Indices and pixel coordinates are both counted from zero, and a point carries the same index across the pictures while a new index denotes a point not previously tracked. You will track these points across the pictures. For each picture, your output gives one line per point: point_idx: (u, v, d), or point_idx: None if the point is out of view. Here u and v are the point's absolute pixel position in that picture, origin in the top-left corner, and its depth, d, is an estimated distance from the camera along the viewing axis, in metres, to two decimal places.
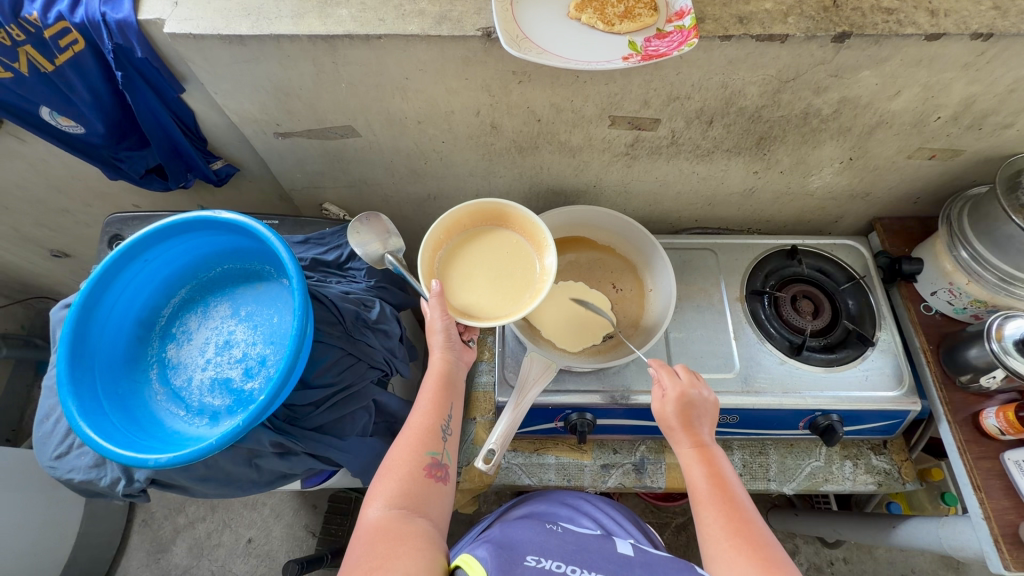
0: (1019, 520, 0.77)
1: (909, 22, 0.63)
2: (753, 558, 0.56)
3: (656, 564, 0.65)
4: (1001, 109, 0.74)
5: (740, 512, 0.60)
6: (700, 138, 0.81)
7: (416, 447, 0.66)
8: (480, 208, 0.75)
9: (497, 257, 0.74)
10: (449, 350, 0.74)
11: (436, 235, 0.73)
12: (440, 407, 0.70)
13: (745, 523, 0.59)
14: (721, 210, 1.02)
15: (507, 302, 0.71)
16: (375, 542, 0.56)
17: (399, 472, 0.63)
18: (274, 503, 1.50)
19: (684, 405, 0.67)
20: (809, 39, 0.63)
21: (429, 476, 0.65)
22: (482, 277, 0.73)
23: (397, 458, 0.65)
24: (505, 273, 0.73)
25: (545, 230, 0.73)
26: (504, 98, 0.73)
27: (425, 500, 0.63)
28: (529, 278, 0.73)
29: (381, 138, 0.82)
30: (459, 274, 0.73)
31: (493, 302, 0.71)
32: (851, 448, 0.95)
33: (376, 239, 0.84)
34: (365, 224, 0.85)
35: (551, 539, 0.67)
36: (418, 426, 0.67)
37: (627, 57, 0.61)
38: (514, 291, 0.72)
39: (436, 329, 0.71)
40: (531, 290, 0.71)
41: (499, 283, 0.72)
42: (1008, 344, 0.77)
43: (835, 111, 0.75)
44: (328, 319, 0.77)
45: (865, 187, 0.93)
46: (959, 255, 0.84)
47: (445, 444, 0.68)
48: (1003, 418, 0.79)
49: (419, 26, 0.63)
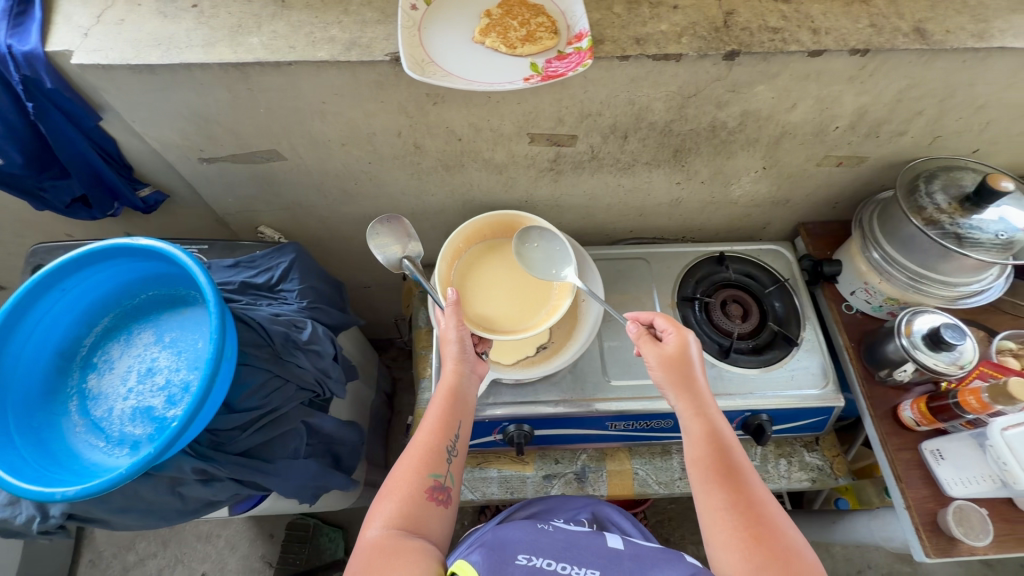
0: (938, 508, 0.81)
1: (793, 40, 0.68)
2: (767, 546, 0.59)
3: (645, 556, 0.69)
4: (893, 117, 0.79)
5: (745, 495, 0.63)
6: (619, 152, 0.84)
7: (419, 469, 0.67)
8: (502, 221, 0.87)
9: (514, 270, 0.86)
10: (461, 362, 0.75)
11: (458, 244, 0.86)
12: (447, 426, 0.71)
13: (754, 506, 0.63)
14: (654, 220, 1.05)
15: (522, 313, 0.83)
16: (372, 560, 0.59)
17: (401, 494, 0.65)
18: (230, 534, 1.47)
19: (681, 366, 0.70)
20: (702, 57, 0.67)
21: (430, 498, 0.66)
22: (500, 288, 0.85)
23: (399, 479, 0.67)
24: (520, 287, 0.85)
25: (562, 246, 0.84)
26: (422, 118, 0.75)
27: (425, 520, 0.65)
28: (544, 293, 0.84)
29: (308, 160, 0.83)
30: (479, 283, 0.85)
31: (510, 312, 0.83)
32: (785, 446, 0.97)
33: (397, 242, 0.87)
34: (385, 226, 0.87)
35: (542, 536, 0.70)
36: (422, 445, 0.69)
37: (528, 78, 0.64)
38: (528, 304, 0.83)
39: (450, 338, 0.75)
40: (546, 306, 0.83)
41: (515, 295, 0.84)
42: (916, 338, 0.83)
43: (740, 123, 0.79)
44: (256, 342, 0.77)
45: (785, 194, 0.98)
46: (872, 256, 0.90)
47: (449, 466, 0.69)
48: (916, 409, 0.83)
49: (328, 53, 0.65)
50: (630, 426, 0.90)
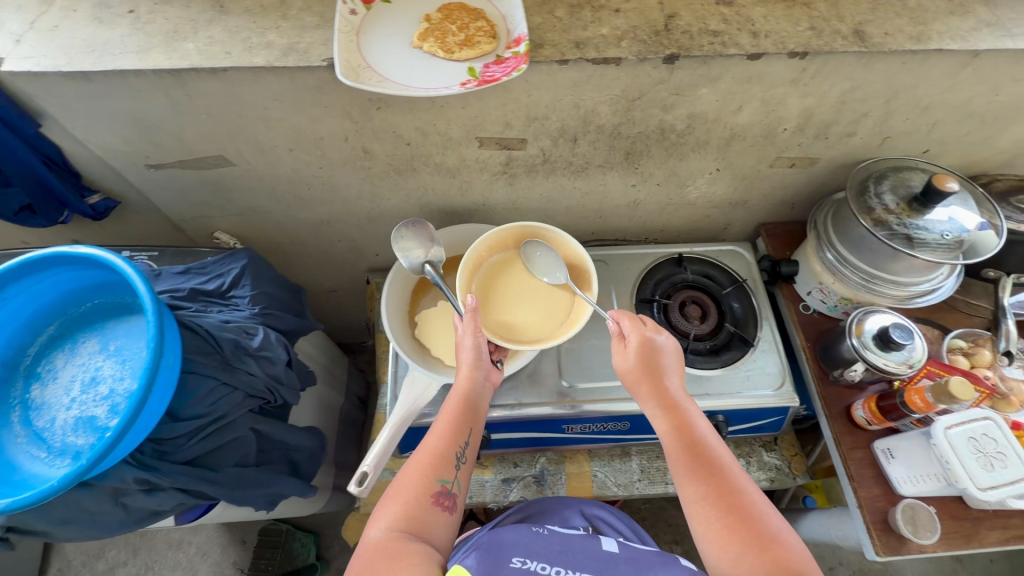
0: (888, 506, 0.82)
1: (732, 43, 0.68)
2: (745, 534, 0.59)
3: (641, 559, 0.68)
4: (840, 119, 0.80)
5: (720, 484, 0.63)
6: (570, 155, 0.84)
7: (428, 472, 0.65)
8: (525, 230, 0.86)
9: (535, 281, 0.84)
10: (477, 368, 0.73)
11: (479, 252, 0.84)
12: (458, 430, 0.69)
13: (730, 495, 0.62)
14: (614, 222, 1.05)
15: (542, 325, 0.81)
16: (374, 561, 0.57)
17: (406, 496, 0.63)
18: (201, 541, 1.46)
19: (648, 358, 0.70)
20: (642, 61, 0.67)
21: (437, 503, 0.64)
22: (521, 298, 0.83)
23: (406, 483, 0.65)
24: (541, 298, 0.83)
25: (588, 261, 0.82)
26: (367, 123, 0.74)
27: (429, 524, 0.62)
28: (567, 306, 0.82)
29: (257, 166, 0.82)
30: (500, 293, 0.83)
31: (530, 324, 0.81)
32: (744, 446, 0.98)
33: (420, 246, 0.87)
34: (410, 230, 0.87)
35: (538, 540, 0.70)
36: (431, 449, 0.67)
37: (465, 83, 0.63)
38: (549, 316, 0.81)
39: (466, 344, 0.74)
40: (568, 320, 0.80)
41: (536, 306, 0.82)
42: (867, 339, 0.83)
43: (687, 126, 0.79)
44: (204, 349, 0.76)
45: (742, 195, 0.98)
46: (826, 256, 0.90)
47: (457, 472, 0.68)
48: (867, 409, 0.84)
49: (264, 58, 0.65)
50: (586, 428, 0.90)
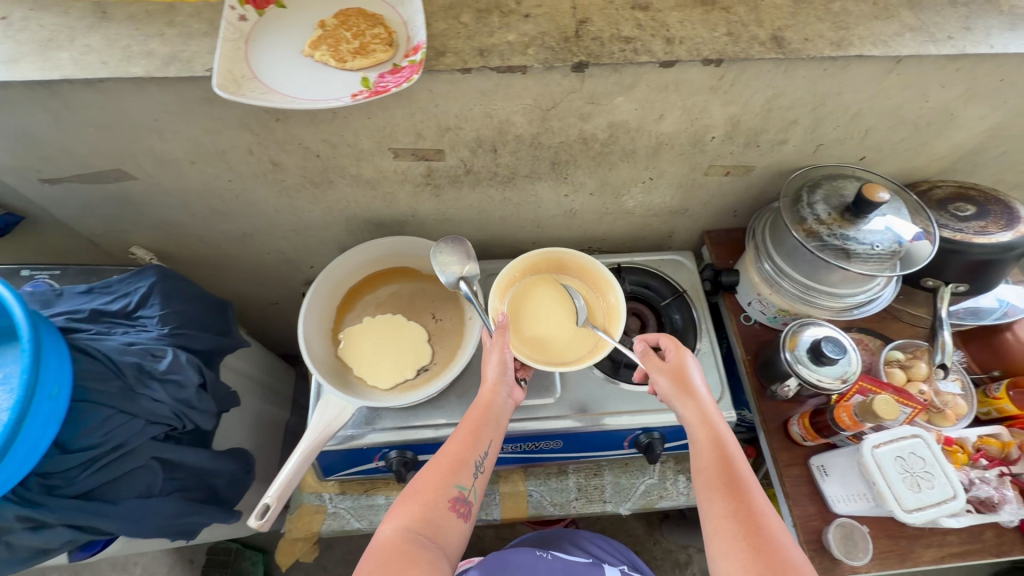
0: (823, 526, 0.79)
1: (644, 50, 0.65)
2: (768, 559, 0.53)
3: None
4: (768, 127, 0.77)
5: (749, 504, 0.58)
6: (493, 165, 0.80)
7: (446, 476, 0.63)
8: (559, 258, 0.84)
9: (563, 305, 0.81)
10: (501, 383, 0.73)
11: (512, 273, 0.82)
12: (478, 440, 0.67)
13: (756, 514, 0.57)
14: (553, 232, 1.02)
15: (567, 351, 0.77)
16: (386, 560, 0.55)
17: (424, 497, 0.61)
18: (147, 561, 1.41)
19: (678, 375, 0.70)
20: (549, 69, 0.64)
21: (452, 508, 0.62)
22: (549, 321, 0.80)
23: (426, 485, 0.63)
24: (568, 324, 0.79)
25: (619, 295, 0.80)
26: (268, 135, 0.70)
27: (443, 529, 0.60)
28: (593, 336, 0.78)
29: (161, 180, 0.78)
30: (529, 313, 0.80)
31: (555, 347, 0.77)
32: (685, 462, 0.94)
33: (457, 262, 0.85)
34: (449, 246, 0.86)
35: (541, 565, 0.77)
36: (452, 455, 0.65)
37: (356, 95, 0.60)
38: (574, 342, 0.78)
39: (495, 358, 0.73)
40: (594, 349, 0.77)
41: (563, 331, 0.79)
42: (800, 353, 0.80)
43: (610, 135, 0.76)
44: (102, 376, 0.72)
45: (681, 204, 0.95)
46: (764, 268, 0.87)
47: (475, 480, 0.65)
48: (802, 425, 0.82)
49: (143, 68, 0.61)
50: (518, 448, 0.87)
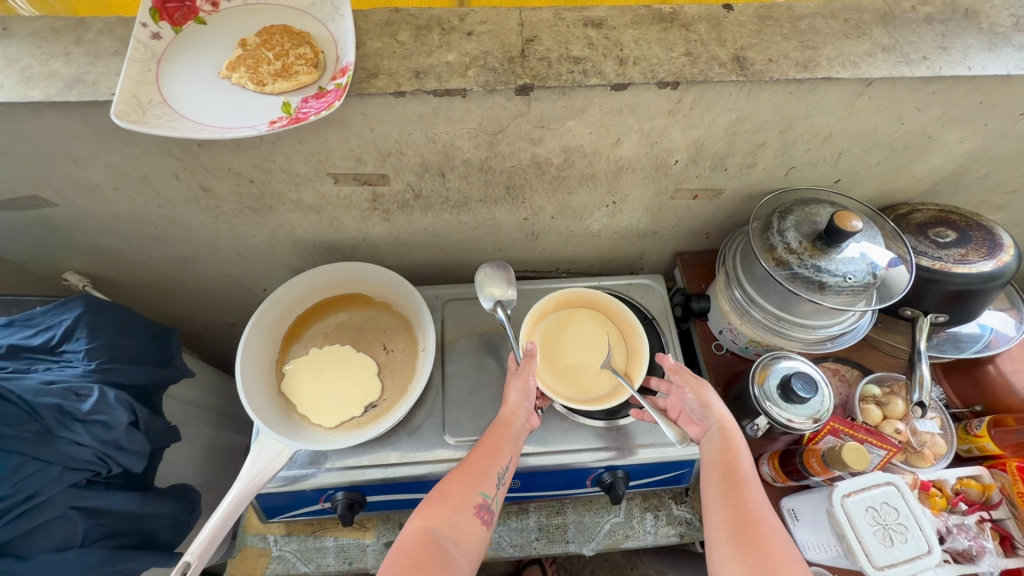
0: None
1: (595, 72, 0.60)
2: (755, 557, 0.55)
3: None
4: (734, 150, 0.72)
5: (749, 504, 0.61)
6: (443, 190, 0.75)
7: (473, 482, 0.63)
8: (593, 297, 0.84)
9: (589, 345, 0.80)
10: (524, 396, 0.72)
11: (546, 305, 0.82)
12: (501, 451, 0.67)
13: (754, 517, 0.59)
14: (517, 254, 0.97)
15: (581, 389, 0.77)
16: (411, 560, 0.55)
17: (451, 501, 0.61)
18: None
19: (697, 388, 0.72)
20: (491, 92, 0.59)
21: (476, 514, 0.62)
22: (571, 356, 0.79)
23: (453, 487, 0.63)
24: (589, 363, 0.78)
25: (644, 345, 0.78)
26: (193, 161, 0.65)
27: (465, 533, 0.60)
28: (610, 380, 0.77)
29: (85, 206, 0.73)
30: (555, 343, 0.80)
31: (569, 383, 0.77)
32: (652, 499, 0.90)
33: (498, 287, 0.87)
34: (494, 271, 0.89)
35: None
36: (476, 463, 0.65)
37: (274, 122, 0.55)
38: (590, 381, 0.77)
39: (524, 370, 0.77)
40: (608, 393, 0.76)
41: (583, 369, 0.78)
42: (770, 389, 0.75)
43: (565, 160, 0.71)
44: (15, 419, 0.67)
45: (649, 226, 0.90)
46: (734, 296, 0.83)
47: (499, 488, 0.65)
48: (772, 466, 0.78)
49: (43, 92, 0.55)
50: None
